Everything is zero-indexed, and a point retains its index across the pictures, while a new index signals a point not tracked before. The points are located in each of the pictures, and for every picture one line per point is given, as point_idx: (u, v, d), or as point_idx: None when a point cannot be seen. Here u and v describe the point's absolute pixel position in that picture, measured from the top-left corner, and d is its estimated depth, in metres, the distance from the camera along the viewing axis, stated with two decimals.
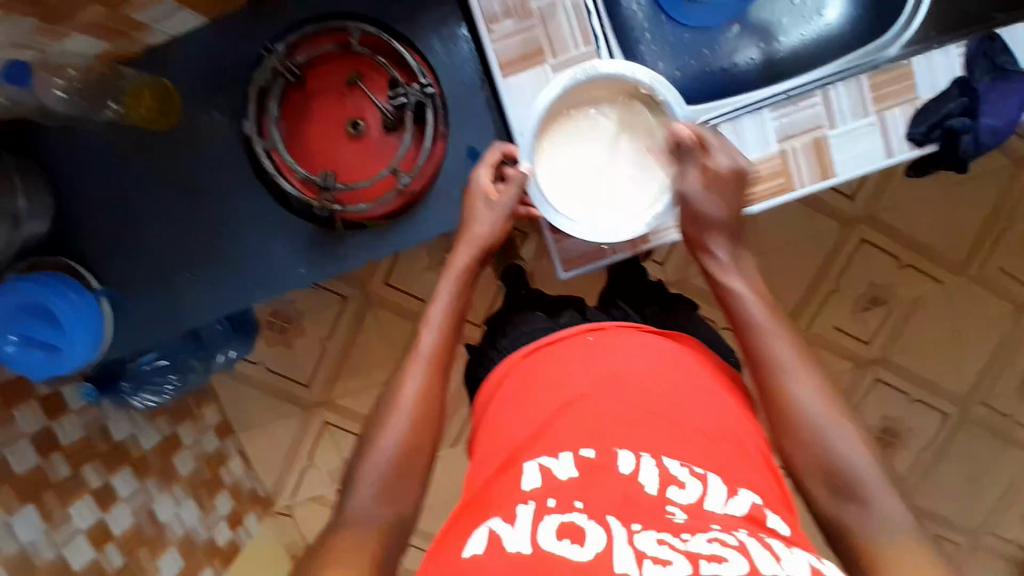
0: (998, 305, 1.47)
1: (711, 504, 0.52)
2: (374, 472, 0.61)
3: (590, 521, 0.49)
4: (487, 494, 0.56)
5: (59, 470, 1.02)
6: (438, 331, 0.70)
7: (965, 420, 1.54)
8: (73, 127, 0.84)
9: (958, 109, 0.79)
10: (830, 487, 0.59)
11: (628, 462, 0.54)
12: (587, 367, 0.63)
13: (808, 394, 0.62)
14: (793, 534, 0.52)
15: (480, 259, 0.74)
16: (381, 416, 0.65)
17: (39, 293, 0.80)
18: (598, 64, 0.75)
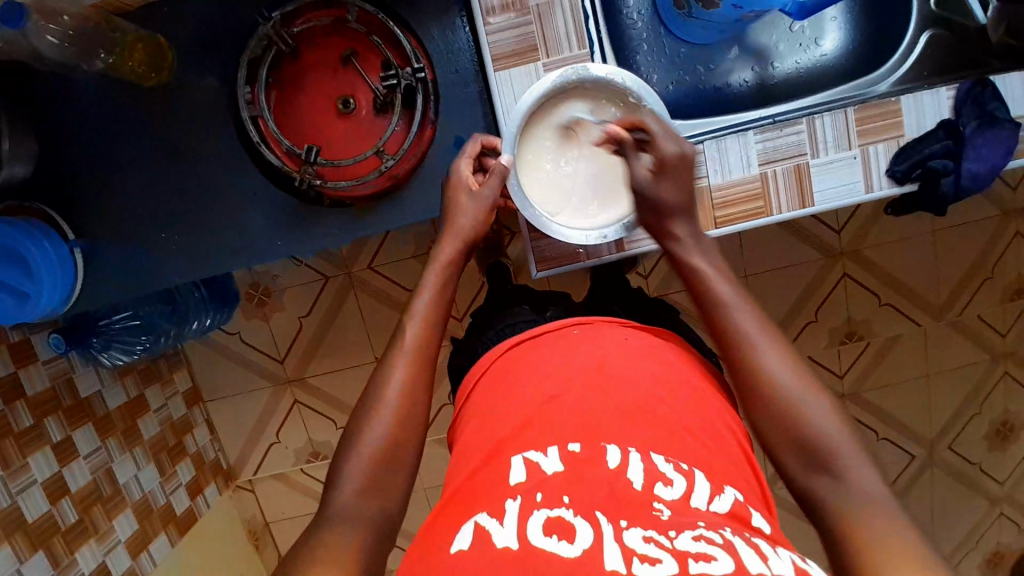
0: (972, 351, 1.49)
1: (698, 501, 0.50)
2: (357, 468, 0.59)
3: (577, 516, 0.47)
4: (473, 486, 0.55)
5: (22, 420, 1.02)
6: (422, 323, 0.67)
7: (929, 463, 1.55)
8: (64, 75, 0.84)
9: (942, 150, 0.80)
10: (801, 457, 0.55)
11: (615, 457, 0.53)
12: (574, 364, 0.62)
13: (780, 360, 0.58)
14: (775, 533, 0.51)
15: (465, 251, 0.71)
16: (363, 411, 0.62)
17: (14, 239, 0.80)
18: (591, 67, 0.76)
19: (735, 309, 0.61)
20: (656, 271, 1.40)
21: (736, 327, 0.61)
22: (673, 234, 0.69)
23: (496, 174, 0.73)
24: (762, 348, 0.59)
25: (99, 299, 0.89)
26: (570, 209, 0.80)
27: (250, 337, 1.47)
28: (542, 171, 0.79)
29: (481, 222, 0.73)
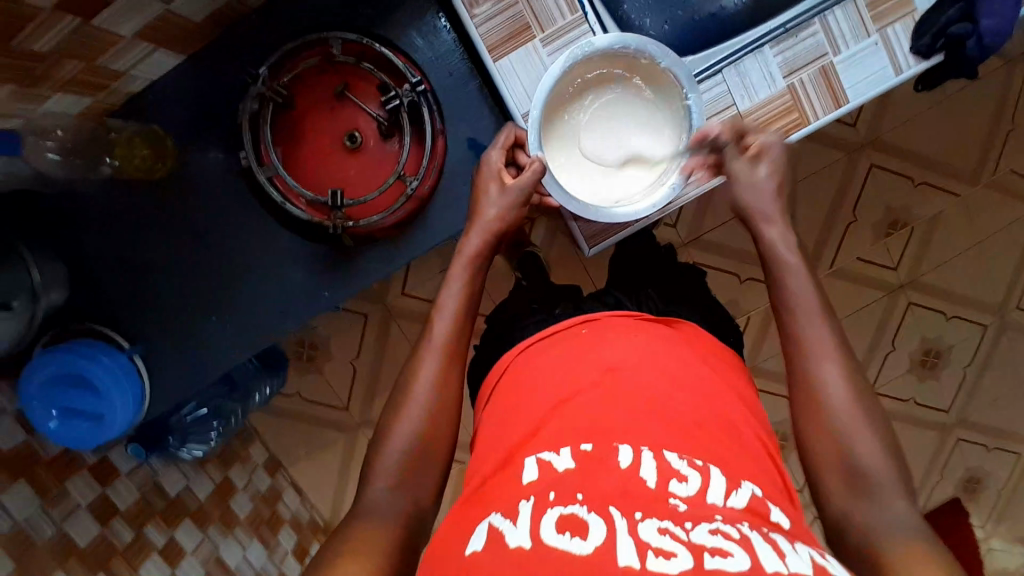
0: (1019, 207, 1.44)
1: (713, 496, 0.53)
2: (391, 462, 0.63)
3: (590, 512, 0.50)
4: (490, 490, 0.57)
5: (121, 535, 1.00)
6: (452, 318, 0.68)
7: (1006, 328, 1.51)
8: (71, 191, 0.83)
9: (958, 14, 0.76)
10: (845, 484, 0.59)
11: (627, 456, 0.55)
12: (584, 366, 0.65)
13: (843, 391, 0.61)
14: (794, 529, 0.53)
15: (492, 243, 0.72)
16: (396, 405, 0.66)
17: (73, 363, 0.79)
18: (594, 40, 0.73)
19: (821, 325, 0.64)
20: (684, 219, 1.38)
21: (809, 349, 0.63)
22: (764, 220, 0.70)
23: (529, 170, 0.71)
24: (828, 373, 0.62)
25: (168, 398, 0.89)
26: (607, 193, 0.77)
27: (310, 393, 1.48)
28: (569, 162, 0.77)
29: (506, 215, 0.72)
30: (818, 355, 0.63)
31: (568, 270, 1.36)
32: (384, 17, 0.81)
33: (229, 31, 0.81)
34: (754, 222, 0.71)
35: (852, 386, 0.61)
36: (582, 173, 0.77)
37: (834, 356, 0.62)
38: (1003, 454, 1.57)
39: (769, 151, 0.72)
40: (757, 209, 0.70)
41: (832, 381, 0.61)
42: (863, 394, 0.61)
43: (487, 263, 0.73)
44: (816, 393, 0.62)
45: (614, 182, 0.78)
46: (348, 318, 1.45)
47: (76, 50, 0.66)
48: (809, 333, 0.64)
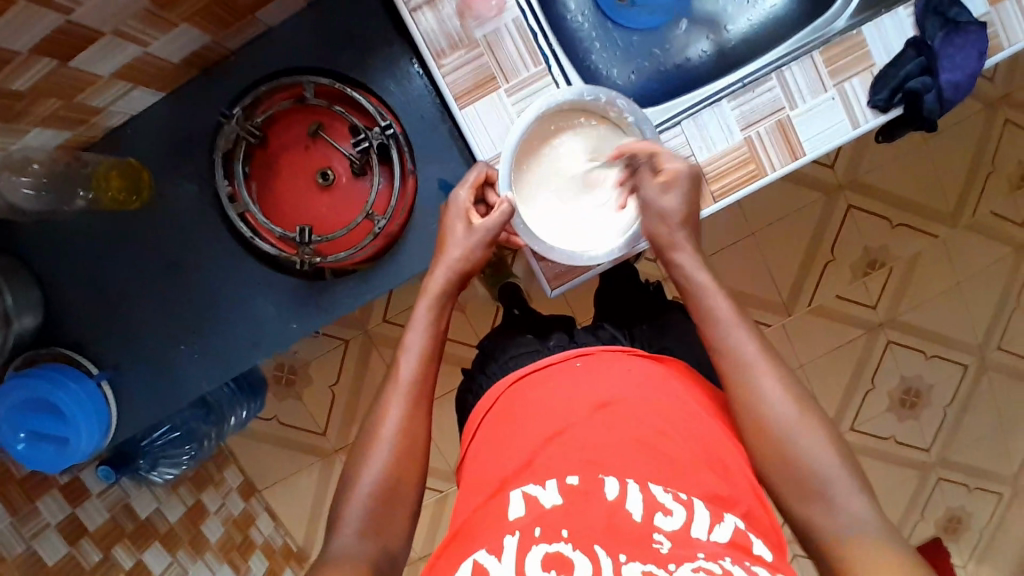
0: (996, 249, 1.46)
1: (697, 529, 0.55)
2: (357, 509, 0.64)
3: (576, 550, 0.53)
4: (475, 523, 0.59)
5: (90, 555, 1.00)
6: (418, 359, 0.69)
7: (983, 368, 1.52)
8: (50, 220, 0.85)
9: (916, 69, 0.79)
10: (799, 490, 0.60)
11: (614, 488, 0.57)
12: (573, 398, 0.65)
13: (780, 399, 0.62)
14: (776, 560, 0.56)
15: (458, 281, 0.72)
16: (362, 447, 0.67)
17: (40, 388, 0.80)
18: (561, 93, 0.77)
19: (732, 338, 0.65)
20: None
21: (741, 362, 0.64)
22: (674, 242, 0.70)
23: (497, 210, 0.72)
24: (762, 384, 0.63)
25: (137, 424, 0.90)
26: (573, 238, 0.79)
27: (288, 418, 1.48)
28: (536, 205, 0.79)
29: (471, 254, 0.72)
30: (754, 364, 0.63)
31: (548, 301, 1.38)
32: (359, 60, 0.84)
33: (208, 70, 0.84)
34: (667, 250, 0.70)
35: (789, 392, 0.62)
36: (549, 216, 0.79)
37: (767, 367, 0.63)
38: (982, 494, 1.57)
39: (679, 177, 0.70)
40: (666, 238, 0.70)
41: (769, 391, 0.62)
42: (803, 402, 0.62)
43: (453, 301, 0.74)
44: (755, 407, 0.63)
45: (581, 227, 0.79)
46: (327, 344, 1.45)
47: (53, 88, 0.68)
48: (736, 343, 0.64)
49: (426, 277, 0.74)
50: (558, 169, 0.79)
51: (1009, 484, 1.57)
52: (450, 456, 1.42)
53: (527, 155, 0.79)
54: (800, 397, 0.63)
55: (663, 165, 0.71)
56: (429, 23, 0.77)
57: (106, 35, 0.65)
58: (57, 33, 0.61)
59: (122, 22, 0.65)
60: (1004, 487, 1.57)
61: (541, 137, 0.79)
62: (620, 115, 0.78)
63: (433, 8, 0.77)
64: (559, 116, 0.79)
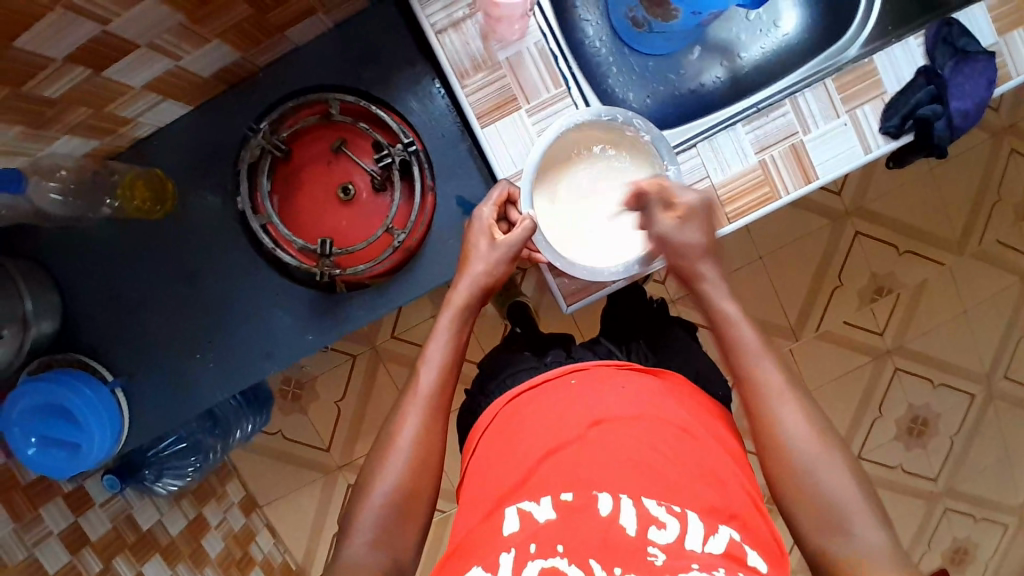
0: (1003, 277, 1.47)
1: (691, 542, 0.55)
2: (371, 518, 0.64)
3: (570, 564, 0.54)
4: (472, 540, 0.59)
5: (91, 564, 0.99)
6: (438, 370, 0.71)
7: (991, 397, 1.52)
8: (71, 227, 0.87)
9: (926, 97, 0.80)
10: (818, 522, 0.60)
11: (607, 504, 0.57)
12: (568, 414, 0.65)
13: (801, 428, 0.63)
14: (770, 571, 0.56)
15: (480, 296, 0.74)
16: (378, 457, 0.67)
17: (55, 393, 0.80)
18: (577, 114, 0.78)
19: (757, 364, 0.66)
20: (672, 275, 1.40)
21: (765, 390, 0.65)
22: (703, 275, 0.71)
23: (519, 227, 0.74)
24: (785, 413, 0.64)
25: (147, 432, 0.90)
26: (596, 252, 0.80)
27: (293, 433, 1.48)
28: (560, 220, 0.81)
29: (494, 269, 0.74)
30: (779, 394, 0.65)
31: (556, 321, 1.38)
32: (382, 79, 0.86)
33: (235, 85, 0.86)
34: (692, 282, 0.72)
35: (812, 423, 0.63)
36: (573, 230, 0.81)
37: (790, 396, 0.65)
38: (990, 526, 1.55)
39: (692, 214, 0.71)
40: (690, 269, 0.72)
41: (792, 422, 0.63)
42: (825, 432, 0.63)
43: (475, 315, 0.76)
44: (778, 436, 0.63)
45: (604, 240, 0.81)
46: (335, 358, 1.46)
47: (85, 97, 0.69)
48: (762, 372, 0.66)
49: (449, 292, 0.75)
50: (579, 186, 0.81)
51: (1017, 516, 1.56)
52: (455, 474, 1.41)
53: (549, 172, 0.81)
54: (821, 429, 0.63)
55: (675, 198, 0.72)
56: (454, 44, 0.79)
57: (140, 47, 0.67)
58: (94, 44, 0.63)
59: (157, 35, 0.67)
60: (1013, 519, 1.56)
61: (562, 154, 0.81)
62: (637, 133, 0.80)
63: (458, 29, 0.79)
64: (587, 131, 0.81)
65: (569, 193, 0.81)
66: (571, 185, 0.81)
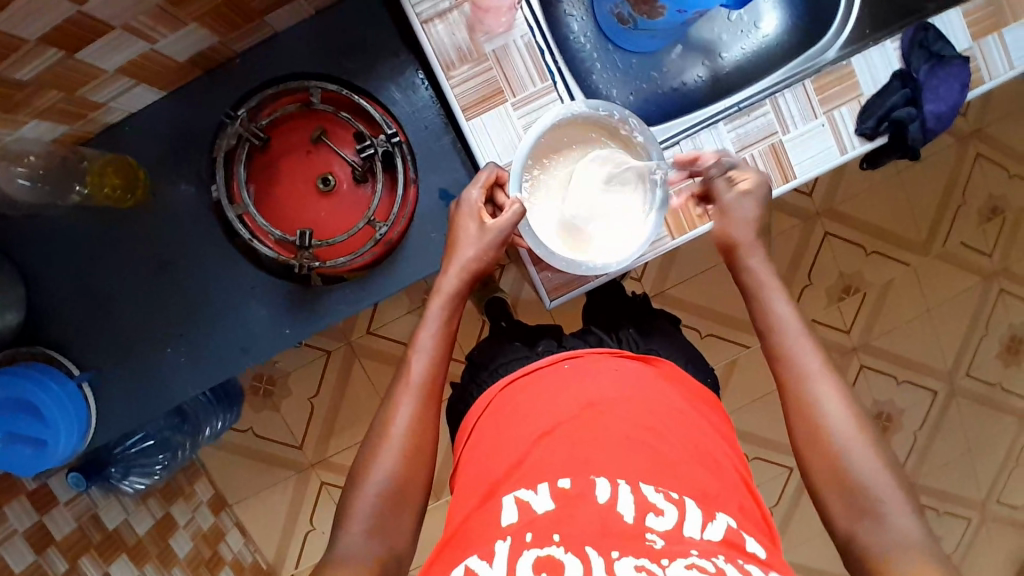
0: (966, 278, 1.52)
1: (689, 529, 0.54)
2: (366, 510, 0.63)
3: (567, 553, 0.52)
4: (468, 530, 0.58)
5: (57, 565, 0.96)
6: (428, 360, 0.70)
7: (954, 393, 1.57)
8: (37, 215, 0.83)
9: (901, 100, 0.82)
10: (848, 504, 0.61)
11: (604, 491, 0.56)
12: (563, 399, 0.66)
13: (837, 406, 0.65)
14: (769, 557, 0.55)
15: (469, 283, 0.74)
16: (371, 446, 0.67)
17: (20, 388, 0.77)
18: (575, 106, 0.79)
19: (792, 347, 0.68)
20: (649, 272, 1.42)
21: (798, 369, 0.67)
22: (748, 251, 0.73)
23: (508, 211, 0.73)
24: (822, 393, 0.65)
25: (116, 427, 0.87)
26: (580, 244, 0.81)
27: (264, 430, 1.45)
28: (548, 209, 0.80)
29: (485, 254, 0.74)
30: (820, 376, 0.66)
31: (535, 317, 1.38)
32: (365, 68, 0.84)
33: (211, 70, 0.84)
34: (738, 254, 0.74)
35: (849, 405, 0.65)
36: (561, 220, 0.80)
37: (828, 377, 0.66)
38: (950, 518, 1.61)
39: (756, 188, 0.75)
40: (739, 242, 0.74)
41: (830, 404, 0.65)
42: (861, 416, 0.64)
43: (462, 303, 0.75)
44: (815, 417, 0.65)
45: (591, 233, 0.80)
46: (309, 354, 1.43)
47: (56, 80, 0.67)
48: (798, 352, 0.68)
49: (438, 280, 0.75)
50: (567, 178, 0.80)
51: (977, 508, 1.61)
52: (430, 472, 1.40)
53: (540, 164, 0.80)
54: (856, 411, 0.65)
55: (738, 175, 0.76)
56: (440, 34, 0.78)
57: (116, 28, 0.65)
58: (68, 25, 0.61)
59: (133, 16, 0.64)
60: (973, 511, 1.61)
61: (554, 147, 0.81)
62: (631, 134, 0.80)
63: (444, 20, 0.78)
64: (578, 126, 0.81)
65: (560, 184, 0.80)
66: (561, 178, 0.80)
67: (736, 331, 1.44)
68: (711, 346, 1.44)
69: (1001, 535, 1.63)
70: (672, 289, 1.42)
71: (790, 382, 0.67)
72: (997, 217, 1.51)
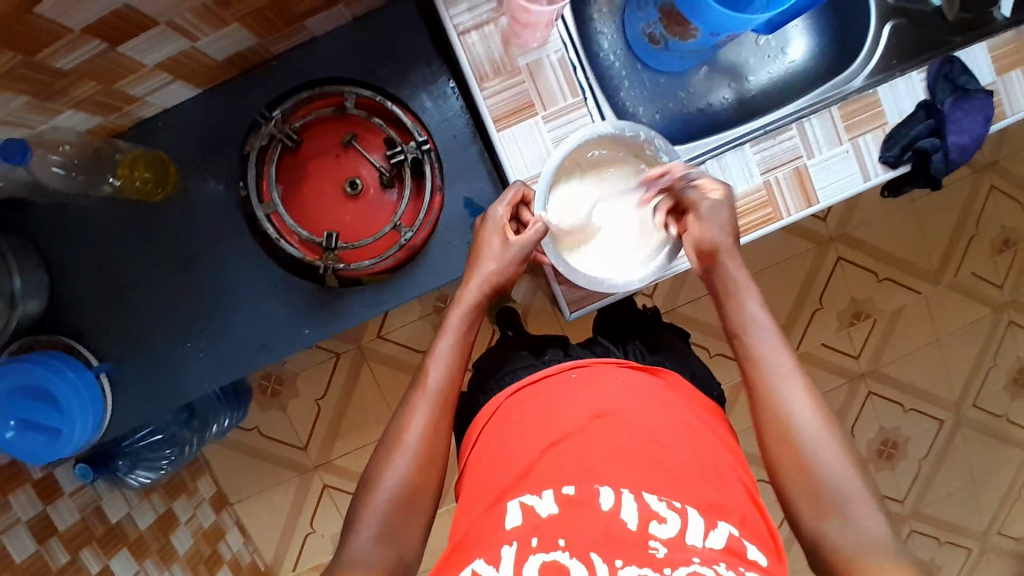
0: (977, 308, 1.52)
1: (692, 536, 0.55)
2: (377, 514, 0.63)
3: (572, 558, 0.53)
4: (474, 535, 0.58)
5: (58, 555, 0.95)
6: (446, 367, 0.71)
7: (960, 424, 1.56)
8: (64, 204, 0.85)
9: (926, 130, 0.83)
10: (814, 503, 0.61)
11: (609, 499, 0.57)
12: (569, 410, 0.66)
13: (805, 407, 0.65)
14: (769, 564, 0.56)
15: (489, 294, 0.74)
16: (385, 451, 0.67)
17: (39, 375, 0.78)
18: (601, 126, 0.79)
19: (762, 347, 0.68)
20: (660, 288, 1.42)
21: (767, 370, 0.67)
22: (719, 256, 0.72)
23: (531, 229, 0.73)
24: (788, 393, 0.66)
25: (128, 419, 0.87)
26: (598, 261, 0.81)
27: (269, 430, 1.45)
28: (569, 223, 0.81)
29: (506, 270, 0.74)
30: (784, 377, 0.67)
31: (545, 327, 1.38)
32: (398, 76, 0.86)
33: (247, 70, 0.85)
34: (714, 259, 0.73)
35: (816, 407, 0.65)
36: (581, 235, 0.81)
37: (796, 378, 0.67)
38: (952, 549, 1.60)
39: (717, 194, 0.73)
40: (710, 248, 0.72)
41: (797, 405, 0.65)
42: (829, 417, 0.65)
43: (482, 313, 0.76)
44: (782, 416, 0.65)
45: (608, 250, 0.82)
46: (319, 355, 1.44)
47: (96, 71, 0.68)
48: (766, 351, 0.68)
49: (458, 290, 0.76)
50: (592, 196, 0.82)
51: (978, 540, 1.60)
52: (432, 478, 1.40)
53: (565, 179, 0.81)
54: (823, 412, 0.65)
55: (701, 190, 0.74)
56: (475, 46, 0.80)
57: (160, 25, 0.66)
58: (115, 19, 0.62)
59: (178, 14, 0.66)
60: (974, 543, 1.60)
61: (578, 164, 0.82)
62: (657, 154, 0.82)
63: (480, 32, 0.79)
64: (606, 143, 0.82)
65: (582, 200, 0.81)
66: (585, 194, 0.82)
67: None
68: (720, 365, 1.44)
69: (1001, 567, 1.62)
70: (682, 306, 1.43)
71: (759, 382, 0.67)
72: (1010, 249, 1.51)
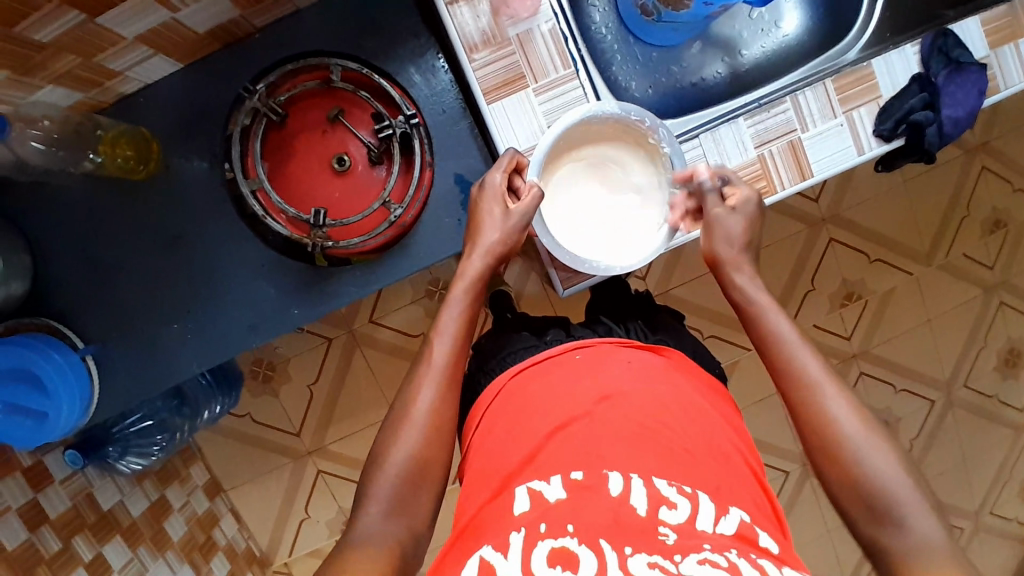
0: (967, 289, 1.52)
1: (702, 523, 0.54)
2: (386, 489, 0.62)
3: (580, 545, 0.51)
4: (480, 521, 0.57)
5: (49, 543, 0.94)
6: (452, 341, 0.69)
7: (951, 404, 1.57)
8: (45, 184, 0.83)
9: (920, 103, 0.82)
10: (866, 510, 0.58)
11: (617, 485, 0.56)
12: (575, 392, 0.65)
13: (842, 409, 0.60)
14: (782, 552, 0.54)
15: (493, 266, 0.73)
16: (392, 428, 0.66)
17: (24, 357, 0.76)
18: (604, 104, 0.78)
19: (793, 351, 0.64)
20: (654, 270, 1.42)
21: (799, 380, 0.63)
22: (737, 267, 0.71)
23: (528, 195, 0.74)
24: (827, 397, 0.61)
25: (116, 402, 0.86)
26: (591, 239, 0.81)
27: (262, 416, 1.43)
28: (564, 200, 0.81)
29: (508, 239, 0.73)
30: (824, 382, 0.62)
31: (539, 308, 1.37)
32: (385, 49, 0.84)
33: (230, 44, 0.83)
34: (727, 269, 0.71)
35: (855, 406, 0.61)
36: (575, 212, 0.81)
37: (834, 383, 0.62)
38: None
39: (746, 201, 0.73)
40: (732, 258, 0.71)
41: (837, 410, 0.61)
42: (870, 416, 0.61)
43: (487, 286, 0.74)
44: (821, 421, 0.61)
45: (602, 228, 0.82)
46: (308, 340, 1.42)
47: (75, 44, 0.66)
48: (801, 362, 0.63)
49: (461, 263, 0.74)
50: (590, 175, 0.82)
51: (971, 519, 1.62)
52: None
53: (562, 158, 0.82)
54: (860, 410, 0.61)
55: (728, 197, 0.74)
56: (464, 16, 0.78)
57: None
58: None
59: None
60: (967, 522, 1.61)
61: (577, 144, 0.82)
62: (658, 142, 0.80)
63: (469, 2, 0.78)
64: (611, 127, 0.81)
65: (578, 179, 0.82)
66: (583, 173, 0.82)
67: (738, 332, 1.44)
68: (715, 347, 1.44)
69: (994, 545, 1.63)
70: (675, 288, 1.42)
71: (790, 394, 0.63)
72: (1001, 229, 1.51)
